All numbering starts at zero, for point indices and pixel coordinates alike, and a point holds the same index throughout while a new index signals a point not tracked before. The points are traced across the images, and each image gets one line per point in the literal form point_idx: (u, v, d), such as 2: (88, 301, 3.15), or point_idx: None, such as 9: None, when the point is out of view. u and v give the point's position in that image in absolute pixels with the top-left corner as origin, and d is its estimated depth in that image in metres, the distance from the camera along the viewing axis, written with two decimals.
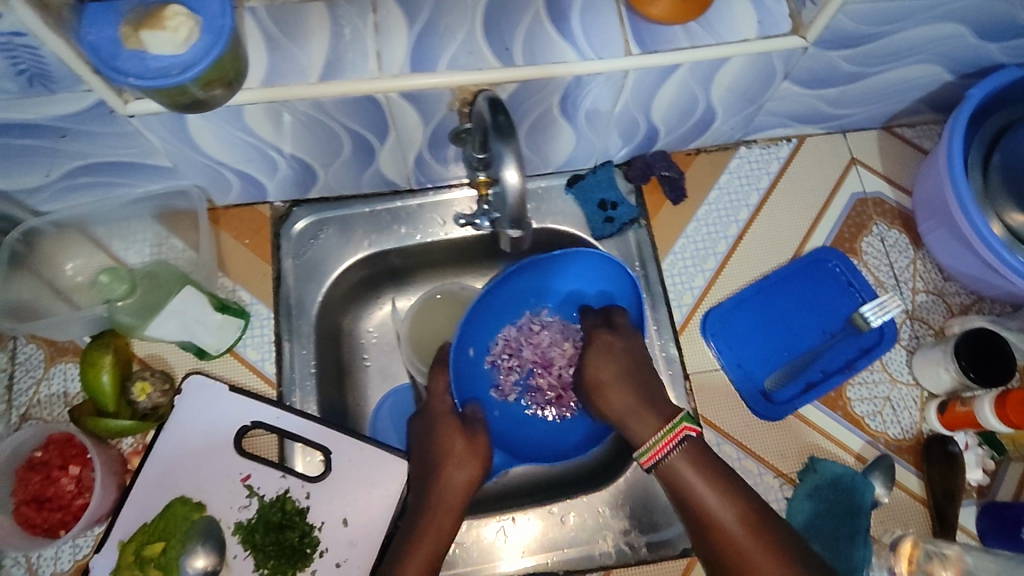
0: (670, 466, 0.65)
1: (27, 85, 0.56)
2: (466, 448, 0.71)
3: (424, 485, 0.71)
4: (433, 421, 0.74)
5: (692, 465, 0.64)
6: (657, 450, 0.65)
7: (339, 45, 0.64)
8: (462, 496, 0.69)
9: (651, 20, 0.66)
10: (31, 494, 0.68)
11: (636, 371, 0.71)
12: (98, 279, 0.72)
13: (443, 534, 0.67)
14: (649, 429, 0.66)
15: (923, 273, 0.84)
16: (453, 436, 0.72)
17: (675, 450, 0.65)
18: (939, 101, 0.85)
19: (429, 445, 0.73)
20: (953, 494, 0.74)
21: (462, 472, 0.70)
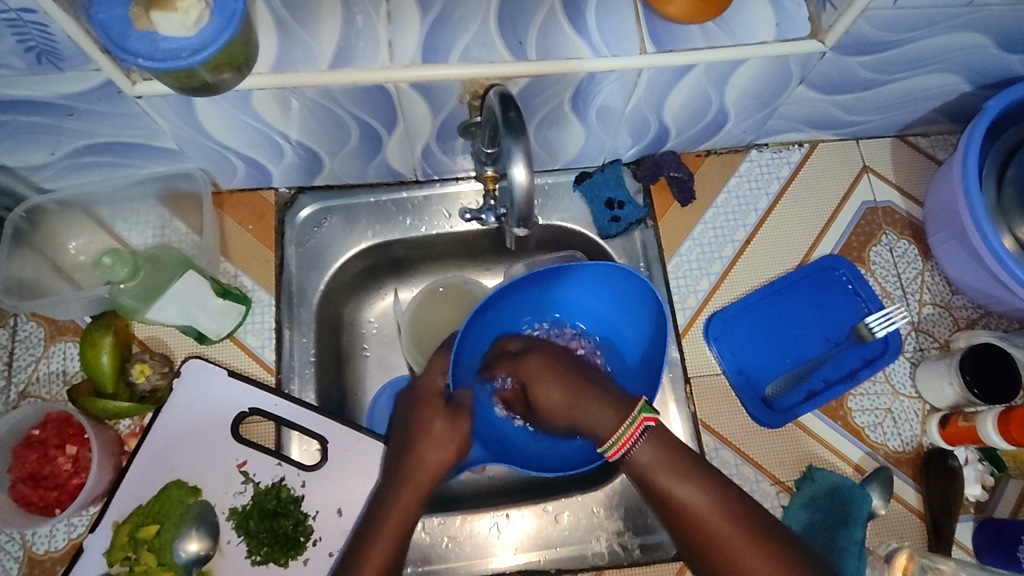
0: (635, 458, 0.63)
1: (35, 62, 0.56)
2: (444, 430, 0.70)
3: (398, 460, 0.70)
4: (421, 399, 0.73)
5: (657, 453, 0.63)
6: (622, 444, 0.63)
7: (351, 33, 0.63)
8: (428, 475, 0.68)
9: (668, 19, 0.65)
10: (28, 472, 0.68)
11: (553, 367, 0.72)
12: (100, 262, 0.67)
13: (408, 512, 0.67)
14: (610, 422, 0.65)
15: (931, 285, 0.83)
16: (433, 416, 0.71)
17: (638, 441, 0.63)
18: (956, 111, 0.84)
19: (410, 423, 0.72)
20: (951, 510, 0.73)
21: (434, 452, 0.69)
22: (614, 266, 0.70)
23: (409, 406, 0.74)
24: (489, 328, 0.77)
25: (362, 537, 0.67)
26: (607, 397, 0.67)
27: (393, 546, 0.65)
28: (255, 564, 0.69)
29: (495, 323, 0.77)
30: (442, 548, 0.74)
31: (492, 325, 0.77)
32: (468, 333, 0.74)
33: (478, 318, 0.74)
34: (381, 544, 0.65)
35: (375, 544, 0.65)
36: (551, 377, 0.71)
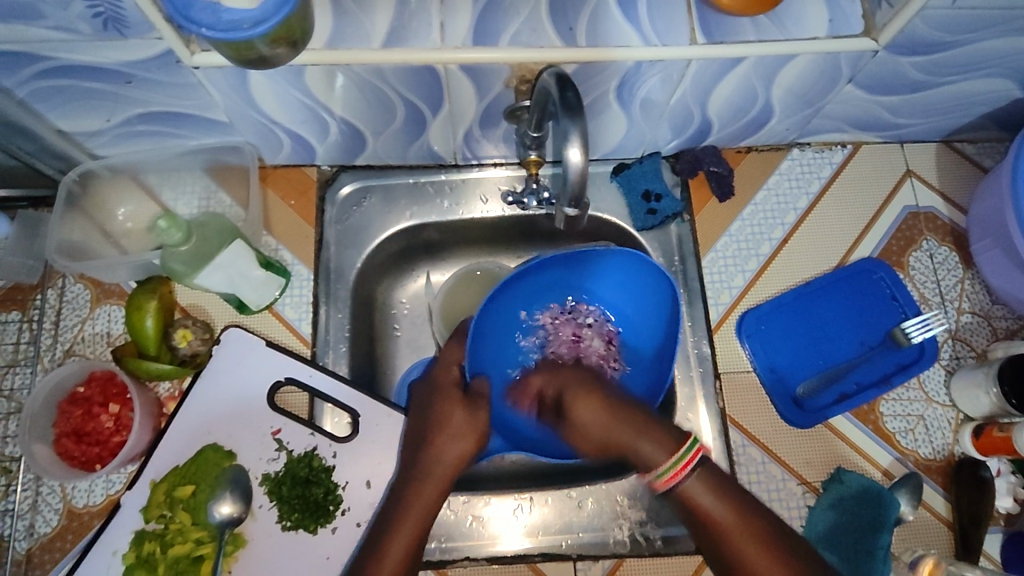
0: (686, 491, 0.60)
1: (101, 28, 0.57)
2: (465, 421, 0.70)
3: (416, 449, 0.70)
4: (437, 391, 0.73)
5: (709, 487, 0.60)
6: (673, 474, 0.60)
7: (403, 12, 0.64)
8: (448, 470, 0.68)
9: (719, 11, 0.65)
10: (72, 427, 0.70)
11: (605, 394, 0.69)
12: (156, 224, 0.69)
13: (429, 508, 0.67)
14: (661, 454, 0.62)
15: (970, 293, 0.82)
16: (451, 408, 0.71)
17: (689, 475, 0.60)
18: (1005, 118, 0.82)
19: (427, 415, 0.72)
20: (981, 520, 0.72)
21: (454, 446, 0.69)
22: (629, 252, 0.72)
23: (422, 399, 0.74)
24: (499, 321, 0.79)
25: (379, 535, 0.66)
26: (657, 427, 0.64)
27: (410, 545, 0.65)
28: (285, 530, 0.71)
29: (506, 317, 0.79)
30: (466, 526, 0.75)
31: (504, 320, 0.79)
32: (479, 328, 0.76)
33: (488, 311, 0.76)
34: (399, 539, 0.65)
35: (393, 543, 0.65)
36: (592, 396, 0.69)
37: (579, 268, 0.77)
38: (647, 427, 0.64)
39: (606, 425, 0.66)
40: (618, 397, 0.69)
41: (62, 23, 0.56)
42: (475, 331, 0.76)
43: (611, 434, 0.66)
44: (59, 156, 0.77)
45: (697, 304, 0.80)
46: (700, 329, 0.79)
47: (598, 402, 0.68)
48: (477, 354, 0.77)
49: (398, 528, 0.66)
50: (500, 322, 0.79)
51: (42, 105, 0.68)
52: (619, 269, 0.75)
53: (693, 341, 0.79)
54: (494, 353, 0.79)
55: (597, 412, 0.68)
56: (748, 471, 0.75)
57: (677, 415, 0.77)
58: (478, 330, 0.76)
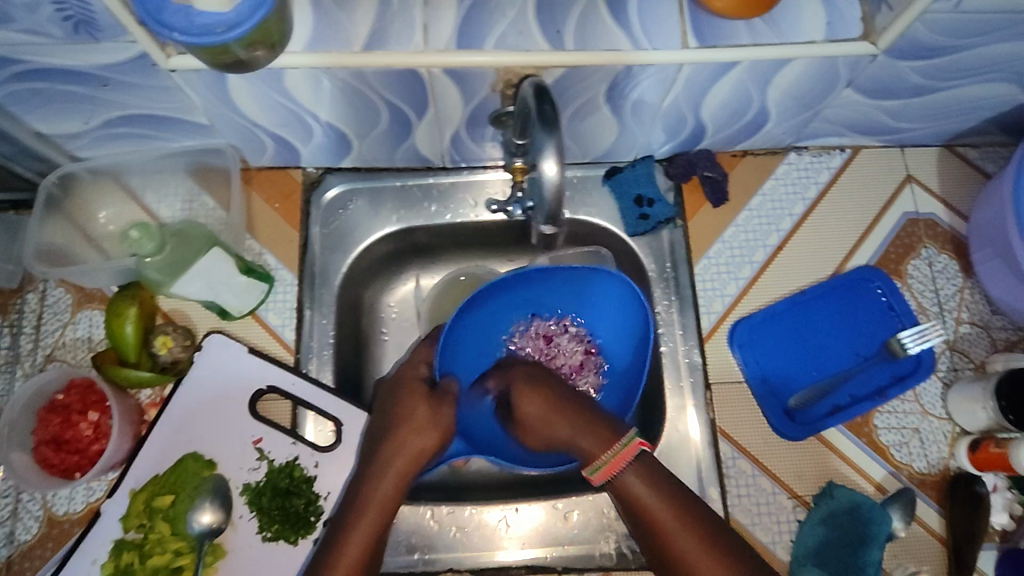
0: (623, 485, 0.61)
1: (72, 31, 0.56)
2: (428, 416, 0.68)
3: (378, 444, 0.69)
4: (404, 387, 0.72)
5: (643, 480, 0.61)
6: (612, 464, 0.61)
7: (385, 14, 0.62)
8: (407, 463, 0.66)
9: (713, 13, 0.62)
10: (51, 435, 0.69)
11: (534, 379, 0.70)
12: (129, 234, 0.68)
13: (390, 500, 0.66)
14: (600, 444, 0.62)
15: (970, 303, 0.79)
16: (415, 403, 0.69)
17: (629, 465, 0.61)
18: (1010, 123, 0.79)
19: (390, 410, 0.70)
20: (975, 537, 0.71)
21: (419, 440, 0.67)
22: (609, 273, 0.72)
23: (387, 395, 0.72)
24: (465, 334, 0.77)
25: (335, 537, 0.65)
26: (599, 421, 0.65)
27: (371, 536, 0.65)
28: (266, 541, 0.70)
29: (474, 331, 0.78)
30: (450, 537, 0.73)
31: (472, 335, 0.78)
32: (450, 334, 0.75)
33: (459, 319, 0.76)
34: (361, 530, 0.64)
35: (349, 543, 0.64)
36: (534, 390, 0.68)
37: (554, 277, 0.76)
38: (589, 423, 0.64)
39: (551, 425, 0.65)
40: (552, 387, 0.69)
41: (32, 26, 0.55)
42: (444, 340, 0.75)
43: (551, 435, 0.65)
44: (39, 158, 0.76)
45: (689, 312, 0.79)
46: (691, 338, 0.78)
47: (544, 397, 0.67)
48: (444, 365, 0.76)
49: (355, 526, 0.65)
50: (465, 337, 0.78)
51: (18, 107, 0.67)
52: (603, 290, 0.75)
53: (684, 350, 0.78)
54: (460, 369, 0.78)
55: (540, 408, 0.67)
56: (738, 484, 0.73)
57: (666, 425, 0.75)
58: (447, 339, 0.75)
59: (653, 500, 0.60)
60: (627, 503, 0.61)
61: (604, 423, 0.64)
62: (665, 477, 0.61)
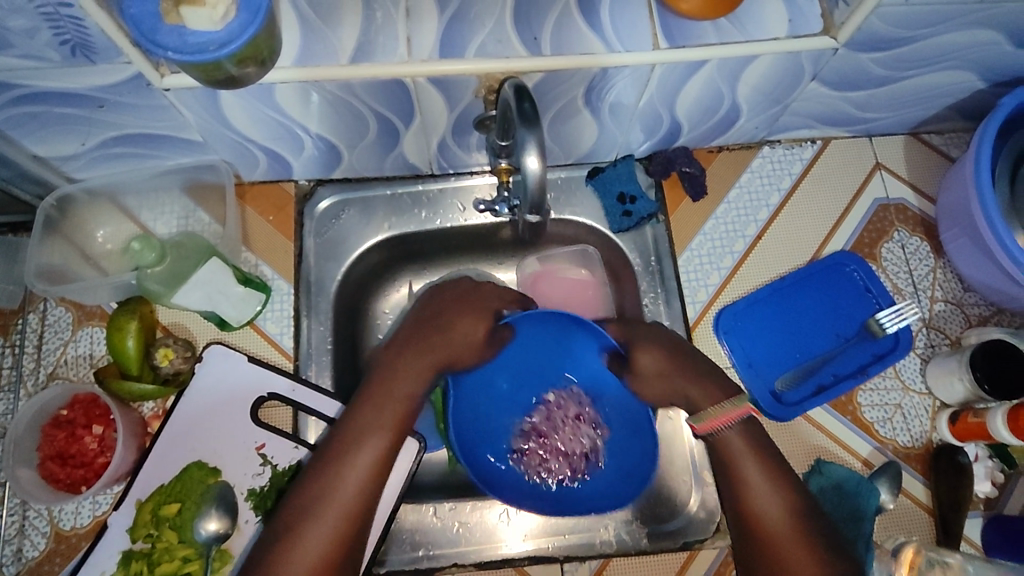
0: (721, 441, 0.65)
1: (70, 55, 0.58)
2: (473, 333, 0.69)
3: (416, 347, 0.67)
4: (459, 301, 0.71)
5: (746, 442, 0.65)
6: (714, 420, 0.66)
7: (370, 28, 0.65)
8: (446, 359, 0.67)
9: (681, 15, 0.66)
10: (56, 450, 0.70)
11: (675, 347, 0.69)
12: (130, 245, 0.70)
13: (427, 378, 0.66)
14: (710, 400, 0.67)
15: (943, 281, 0.83)
16: (472, 321, 0.70)
17: (731, 426, 0.65)
18: (970, 109, 0.83)
19: (443, 321, 0.69)
20: (960, 505, 0.73)
21: (473, 329, 0.70)
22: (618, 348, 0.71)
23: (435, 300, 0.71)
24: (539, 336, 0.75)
25: (336, 450, 0.62)
26: (712, 382, 0.68)
27: (387, 446, 0.62)
28: None
29: (528, 343, 0.76)
30: (453, 532, 0.75)
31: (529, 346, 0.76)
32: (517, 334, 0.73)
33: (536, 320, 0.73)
34: (392, 413, 0.63)
35: (353, 462, 0.61)
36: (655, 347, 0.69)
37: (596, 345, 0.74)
38: (704, 374, 0.68)
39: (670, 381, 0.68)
40: (686, 353, 0.69)
41: (31, 51, 0.57)
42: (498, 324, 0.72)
43: (670, 386, 0.69)
44: (37, 181, 0.78)
45: (675, 302, 0.82)
46: (678, 328, 0.81)
47: (665, 352, 0.69)
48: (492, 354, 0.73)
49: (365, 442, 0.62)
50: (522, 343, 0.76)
51: (17, 132, 0.69)
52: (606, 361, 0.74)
53: None
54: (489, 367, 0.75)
55: (661, 362, 0.69)
56: None
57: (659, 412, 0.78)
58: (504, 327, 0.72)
59: (772, 507, 0.61)
60: (728, 482, 0.64)
61: (716, 381, 0.68)
62: (791, 479, 0.63)
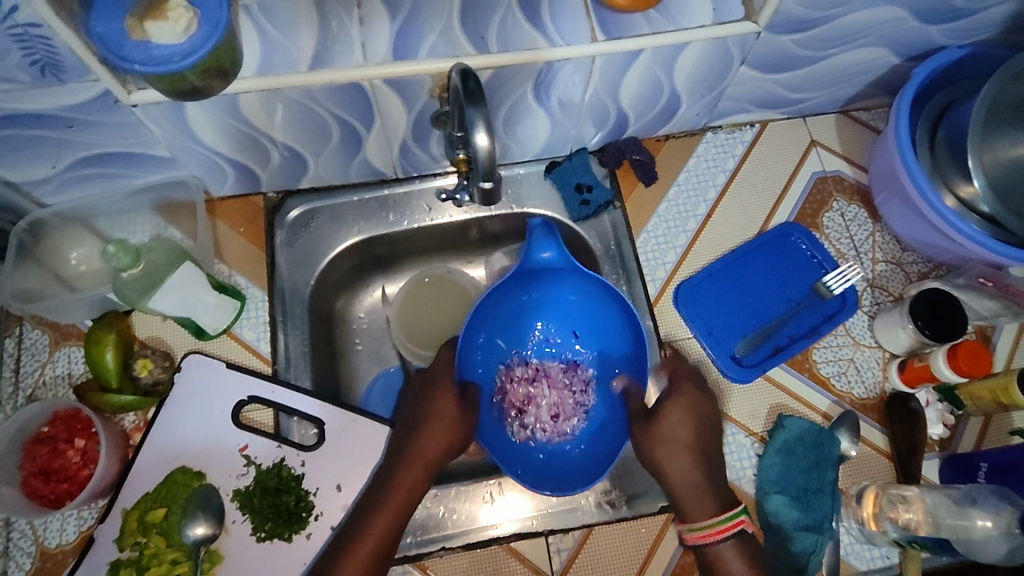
0: (716, 552, 0.69)
1: (40, 75, 0.61)
2: (453, 412, 0.75)
3: (407, 438, 0.75)
4: (432, 381, 0.78)
5: (742, 557, 0.68)
6: (709, 534, 0.69)
7: (327, 37, 0.69)
8: (423, 469, 0.72)
9: (616, 9, 0.72)
10: (39, 466, 0.71)
11: (703, 440, 0.74)
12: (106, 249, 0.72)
13: (412, 489, 0.72)
14: (707, 512, 0.70)
15: (882, 244, 0.89)
16: (445, 398, 0.76)
17: (726, 540, 0.69)
18: (890, 85, 0.90)
19: (422, 404, 0.76)
20: (916, 448, 0.78)
21: (441, 438, 0.73)
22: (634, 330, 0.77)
23: (420, 388, 0.78)
24: (575, 299, 0.81)
25: (352, 531, 0.71)
26: (717, 491, 0.72)
27: (375, 549, 0.69)
28: (260, 540, 0.72)
29: (579, 316, 0.82)
30: (439, 516, 0.77)
31: (561, 295, 0.81)
32: (551, 258, 0.76)
33: (579, 285, 0.79)
34: (385, 516, 0.70)
35: (370, 529, 0.70)
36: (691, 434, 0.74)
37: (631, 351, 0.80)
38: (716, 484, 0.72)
39: (689, 473, 0.72)
40: (705, 449, 0.74)
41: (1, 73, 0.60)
42: (531, 239, 0.76)
43: (690, 483, 0.72)
44: (8, 208, 0.80)
45: (635, 282, 0.86)
46: (641, 306, 0.85)
47: (692, 448, 0.73)
48: (527, 259, 0.77)
49: (372, 524, 0.70)
50: (563, 279, 0.79)
51: None
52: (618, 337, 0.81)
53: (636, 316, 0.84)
54: (521, 291, 0.81)
55: (685, 449, 0.73)
56: None
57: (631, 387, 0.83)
58: (538, 236, 0.76)
59: None
60: (712, 571, 0.69)
61: (718, 484, 0.72)
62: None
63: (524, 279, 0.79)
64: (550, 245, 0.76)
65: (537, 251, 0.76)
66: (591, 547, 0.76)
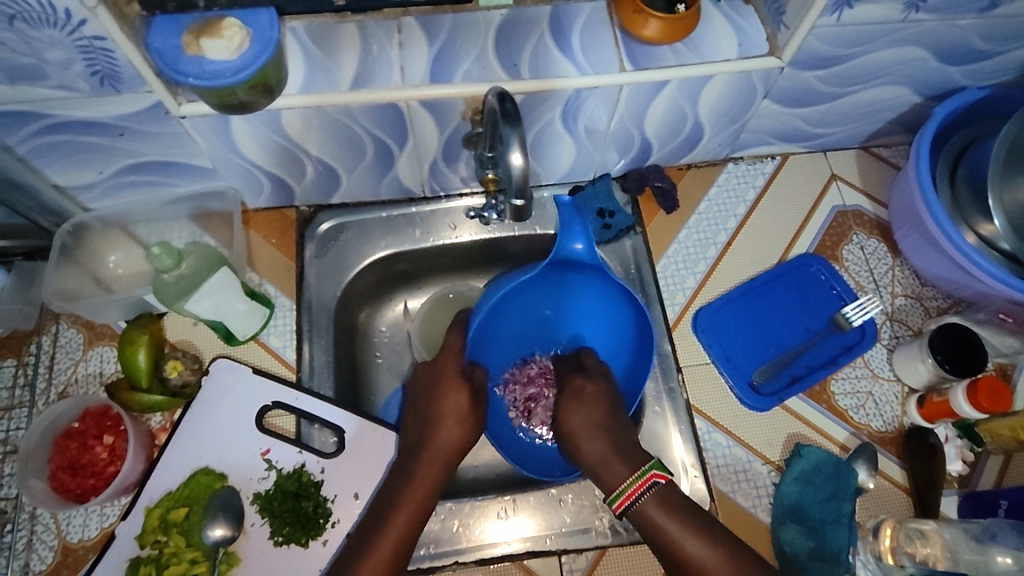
0: (641, 511, 0.68)
1: (99, 85, 0.65)
2: (459, 406, 0.76)
3: (421, 431, 0.76)
4: (442, 377, 0.77)
5: (662, 506, 0.68)
6: (625, 497, 0.69)
7: (367, 59, 0.73)
8: (439, 466, 0.74)
9: (643, 41, 0.74)
10: (68, 461, 0.73)
11: (600, 406, 0.76)
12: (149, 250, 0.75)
13: (431, 487, 0.72)
14: (619, 477, 0.70)
15: (902, 278, 0.89)
16: (454, 393, 0.76)
17: (644, 494, 0.69)
18: (911, 122, 0.92)
19: (432, 399, 0.76)
20: (935, 484, 0.77)
21: (455, 434, 0.75)
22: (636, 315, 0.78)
23: (426, 381, 0.78)
24: (585, 293, 0.81)
25: (372, 529, 0.70)
26: (630, 450, 0.72)
27: (398, 547, 0.69)
28: (277, 545, 0.73)
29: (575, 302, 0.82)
30: (452, 531, 0.77)
31: (575, 287, 0.81)
32: (581, 250, 0.75)
33: (597, 284, 0.79)
34: (403, 516, 0.70)
35: (390, 526, 0.70)
36: (575, 403, 0.76)
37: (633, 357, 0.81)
38: (630, 452, 0.72)
39: (594, 436, 0.73)
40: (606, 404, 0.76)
41: (63, 82, 0.64)
42: (563, 224, 0.74)
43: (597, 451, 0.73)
44: (54, 211, 0.83)
45: (655, 306, 0.87)
46: (659, 329, 0.86)
47: (591, 412, 0.75)
48: (558, 248, 0.75)
49: (390, 526, 0.69)
50: (587, 275, 0.78)
51: (41, 161, 0.74)
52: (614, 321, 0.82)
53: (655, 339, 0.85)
54: (544, 283, 0.80)
55: (589, 421, 0.75)
56: (715, 455, 0.80)
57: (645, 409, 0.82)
58: (570, 222, 0.73)
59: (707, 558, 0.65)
60: (649, 531, 0.68)
61: (629, 450, 0.72)
62: (715, 529, 0.67)
63: (550, 271, 0.78)
64: (581, 236, 0.74)
65: (569, 241, 0.75)
66: (603, 568, 0.76)
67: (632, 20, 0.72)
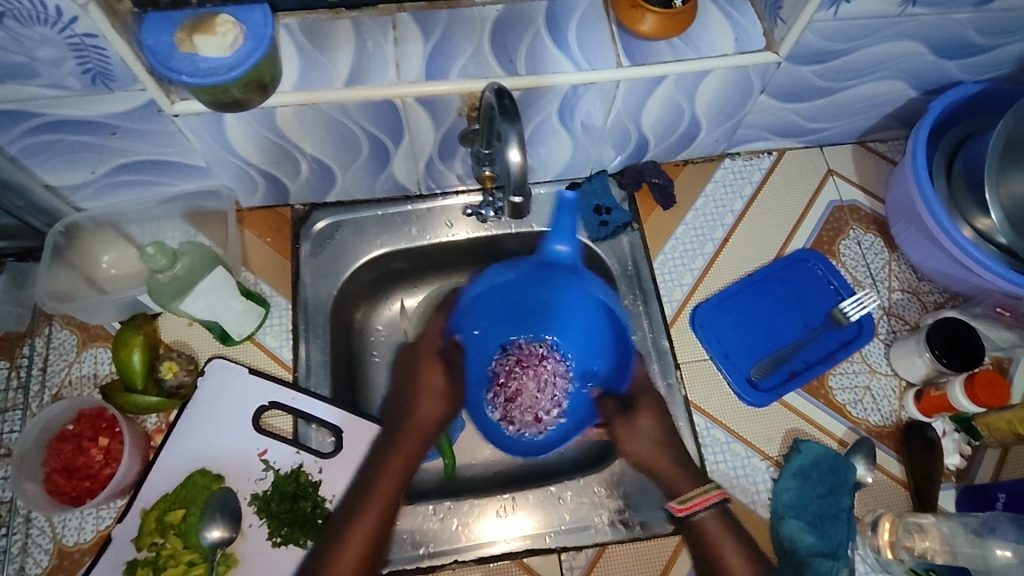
0: (699, 521, 0.76)
1: (90, 83, 0.64)
2: (440, 383, 0.88)
3: (403, 403, 0.86)
4: (421, 356, 0.90)
5: (718, 520, 0.77)
6: (693, 503, 0.76)
7: (363, 55, 0.72)
8: (420, 435, 0.83)
9: (640, 37, 0.74)
10: (63, 463, 0.72)
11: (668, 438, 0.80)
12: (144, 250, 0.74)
13: (413, 454, 0.81)
14: (685, 486, 0.78)
15: (898, 273, 0.90)
16: (432, 370, 0.89)
17: (706, 510, 0.76)
18: (907, 117, 0.92)
19: (414, 376, 0.89)
20: (932, 477, 0.78)
21: (435, 408, 0.86)
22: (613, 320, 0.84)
23: (407, 362, 0.90)
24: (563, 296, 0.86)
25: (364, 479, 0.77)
26: (683, 462, 0.79)
27: (386, 503, 0.76)
28: (276, 545, 0.73)
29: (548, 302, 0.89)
30: (451, 530, 0.77)
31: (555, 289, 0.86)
32: (564, 251, 0.82)
33: (575, 283, 0.84)
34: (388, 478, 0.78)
35: (382, 480, 0.77)
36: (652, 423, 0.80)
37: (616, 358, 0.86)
38: (689, 467, 0.79)
39: (659, 451, 0.79)
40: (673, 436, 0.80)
41: (54, 80, 0.63)
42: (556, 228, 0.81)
43: (655, 454, 0.79)
44: (45, 211, 0.82)
45: (652, 302, 0.86)
46: (657, 325, 0.85)
47: (661, 428, 0.80)
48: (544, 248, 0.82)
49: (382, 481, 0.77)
50: (568, 275, 0.83)
51: (31, 161, 0.74)
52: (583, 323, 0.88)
53: (652, 336, 0.85)
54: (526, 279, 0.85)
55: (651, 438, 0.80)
56: (714, 451, 0.80)
57: None
58: (558, 226, 0.81)
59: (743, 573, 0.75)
60: (698, 539, 0.76)
61: (689, 466, 0.79)
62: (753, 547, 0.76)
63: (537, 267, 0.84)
64: (568, 238, 0.81)
65: (556, 239, 0.82)
66: (603, 565, 0.76)
67: (628, 15, 0.72)
